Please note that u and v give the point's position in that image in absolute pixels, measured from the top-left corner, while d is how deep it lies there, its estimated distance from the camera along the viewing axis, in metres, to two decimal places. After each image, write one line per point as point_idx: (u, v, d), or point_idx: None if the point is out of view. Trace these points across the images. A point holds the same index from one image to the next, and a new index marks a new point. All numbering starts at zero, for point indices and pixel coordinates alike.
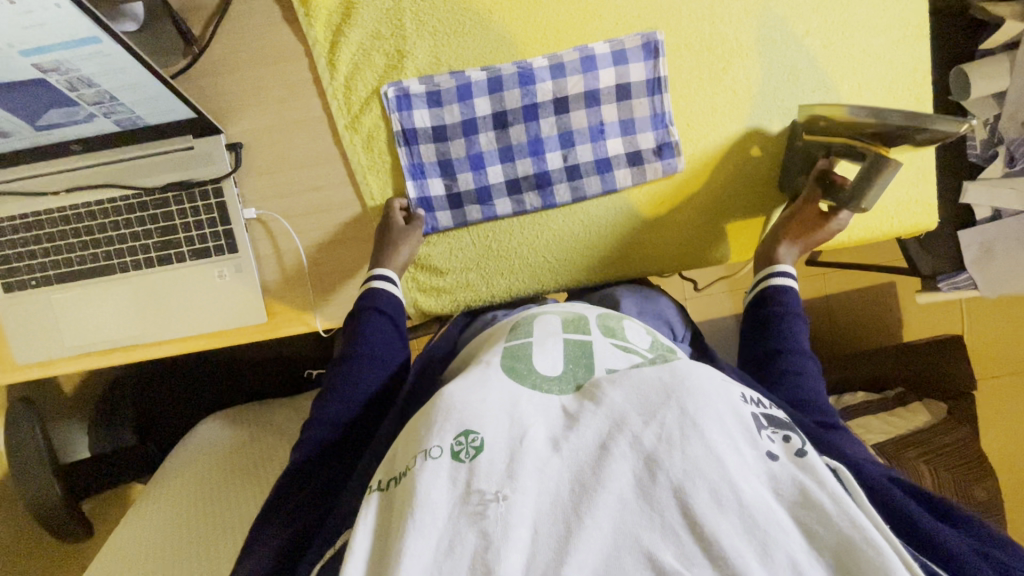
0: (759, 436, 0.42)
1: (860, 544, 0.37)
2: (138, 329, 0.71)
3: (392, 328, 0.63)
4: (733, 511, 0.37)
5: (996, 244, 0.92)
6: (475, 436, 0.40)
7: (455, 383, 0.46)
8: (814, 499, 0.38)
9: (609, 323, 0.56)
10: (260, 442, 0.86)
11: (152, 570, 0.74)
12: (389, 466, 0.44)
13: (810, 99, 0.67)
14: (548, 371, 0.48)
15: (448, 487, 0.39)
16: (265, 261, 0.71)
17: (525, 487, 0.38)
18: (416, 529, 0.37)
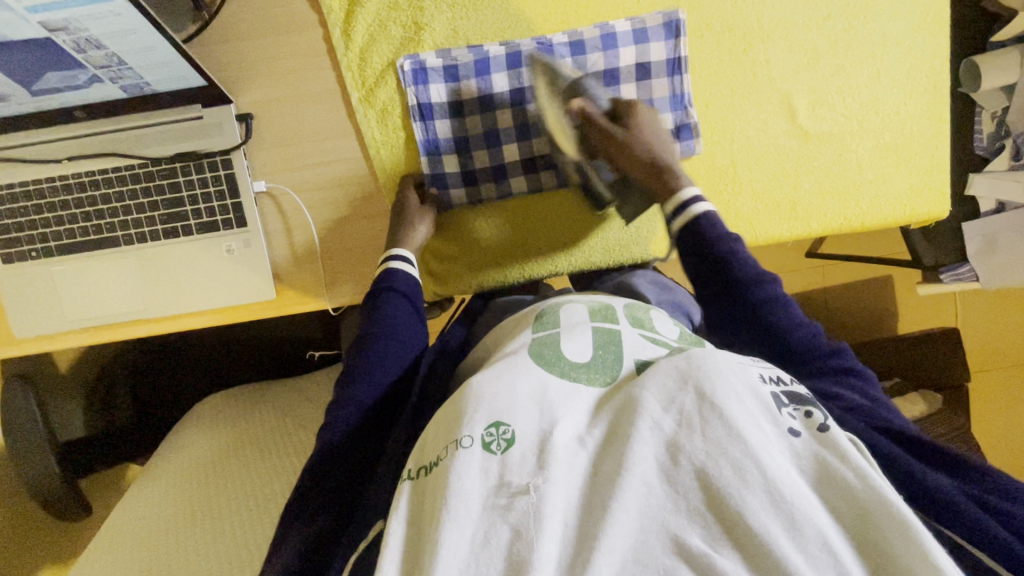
0: (779, 414, 0.42)
1: (886, 515, 0.37)
2: (142, 304, 0.70)
3: (409, 310, 0.62)
4: (762, 490, 0.36)
5: (1000, 237, 0.93)
6: (505, 427, 0.40)
7: (481, 373, 0.46)
8: (835, 474, 0.39)
9: (636, 313, 0.56)
10: (275, 421, 0.86)
11: (169, 546, 0.72)
12: (420, 454, 0.44)
13: (829, 84, 0.67)
14: (576, 359, 0.48)
15: (481, 478, 0.39)
16: (275, 236, 0.70)
17: (556, 477, 0.38)
18: (452, 520, 0.37)
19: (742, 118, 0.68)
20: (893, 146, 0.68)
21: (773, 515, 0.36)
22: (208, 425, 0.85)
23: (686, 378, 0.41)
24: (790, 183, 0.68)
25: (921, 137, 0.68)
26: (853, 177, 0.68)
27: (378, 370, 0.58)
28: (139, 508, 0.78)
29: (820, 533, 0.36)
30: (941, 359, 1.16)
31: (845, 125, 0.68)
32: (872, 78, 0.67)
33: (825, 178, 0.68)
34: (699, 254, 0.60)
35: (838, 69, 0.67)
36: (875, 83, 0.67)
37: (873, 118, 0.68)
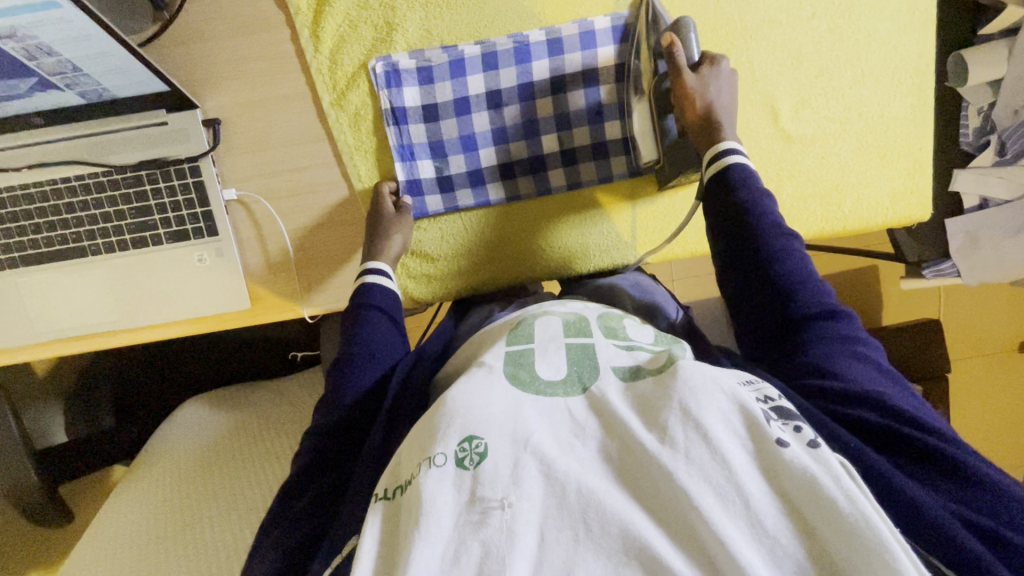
0: (766, 426, 0.39)
1: (872, 546, 0.34)
2: (114, 315, 0.68)
3: (389, 325, 0.62)
4: (739, 515, 0.36)
5: (982, 234, 0.92)
6: (478, 441, 0.40)
7: (457, 388, 0.45)
8: (827, 496, 0.36)
9: (609, 323, 0.56)
10: (254, 420, 0.85)
11: (144, 547, 0.72)
12: (394, 473, 0.43)
13: (813, 85, 0.66)
14: (551, 376, 0.46)
15: (453, 496, 0.38)
16: (248, 245, 0.68)
17: (530, 494, 0.37)
18: (423, 538, 0.36)
19: None
20: (876, 149, 0.67)
21: (750, 539, 0.36)
22: (191, 427, 0.84)
23: (669, 399, 0.41)
24: (774, 187, 0.67)
25: (905, 140, 0.67)
26: (836, 181, 0.68)
27: (357, 385, 0.57)
28: (120, 514, 0.77)
29: (795, 561, 0.35)
30: (922, 351, 1.17)
31: (829, 128, 0.67)
32: (855, 79, 0.66)
33: (808, 181, 0.67)
34: (731, 220, 0.59)
35: (821, 70, 0.65)
36: (859, 84, 0.66)
37: (857, 120, 0.67)
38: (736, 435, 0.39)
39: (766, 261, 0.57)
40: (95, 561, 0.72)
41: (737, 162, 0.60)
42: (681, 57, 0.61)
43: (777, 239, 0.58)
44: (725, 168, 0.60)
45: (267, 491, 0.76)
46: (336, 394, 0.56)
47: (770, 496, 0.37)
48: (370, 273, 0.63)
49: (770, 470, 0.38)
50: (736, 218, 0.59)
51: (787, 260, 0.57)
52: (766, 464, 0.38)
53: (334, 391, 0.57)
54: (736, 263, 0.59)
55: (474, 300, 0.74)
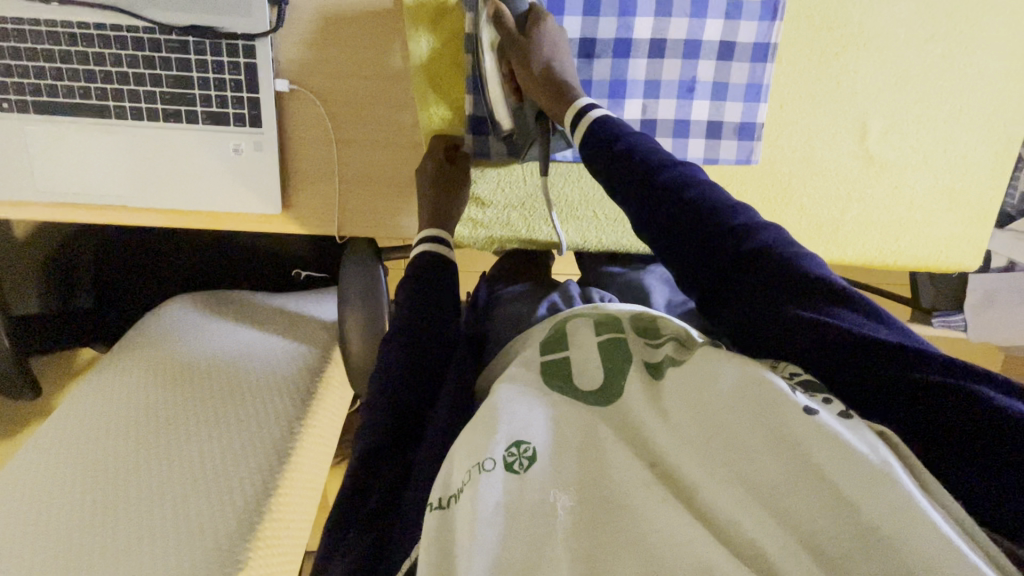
0: (784, 393, 0.36)
1: (919, 524, 0.30)
2: (131, 190, 0.62)
3: (437, 295, 0.58)
4: (763, 493, 0.34)
5: (999, 292, 0.95)
6: (526, 446, 0.39)
7: (497, 395, 0.43)
8: (859, 464, 0.32)
9: (641, 324, 0.51)
10: (248, 328, 0.80)
11: (115, 435, 0.67)
12: (444, 482, 0.39)
13: (909, 111, 0.63)
14: (587, 384, 0.45)
15: (502, 498, 0.37)
16: (290, 146, 0.63)
17: (580, 495, 0.37)
18: (479, 543, 0.34)
19: (815, 129, 0.64)
20: (950, 190, 0.66)
21: (776, 523, 0.33)
22: (180, 323, 0.79)
23: (693, 384, 0.40)
24: (840, 206, 0.66)
25: (981, 186, 0.66)
26: (901, 214, 0.66)
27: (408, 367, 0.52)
28: (94, 403, 0.71)
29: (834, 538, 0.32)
30: None
31: (910, 158, 0.65)
32: (950, 114, 0.64)
33: (875, 208, 0.66)
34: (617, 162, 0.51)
35: (922, 97, 0.63)
36: (953, 121, 0.64)
37: (940, 156, 0.65)
38: (752, 407, 0.37)
39: (668, 198, 0.48)
40: (64, 445, 0.67)
41: (603, 117, 0.55)
42: (509, 20, 0.59)
43: (673, 169, 0.49)
44: (589, 129, 0.54)
45: (261, 405, 0.71)
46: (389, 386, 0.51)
47: (793, 464, 0.34)
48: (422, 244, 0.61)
49: (790, 435, 0.35)
50: (621, 164, 0.51)
51: (702, 196, 0.48)
52: (785, 432, 0.35)
53: (383, 377, 0.52)
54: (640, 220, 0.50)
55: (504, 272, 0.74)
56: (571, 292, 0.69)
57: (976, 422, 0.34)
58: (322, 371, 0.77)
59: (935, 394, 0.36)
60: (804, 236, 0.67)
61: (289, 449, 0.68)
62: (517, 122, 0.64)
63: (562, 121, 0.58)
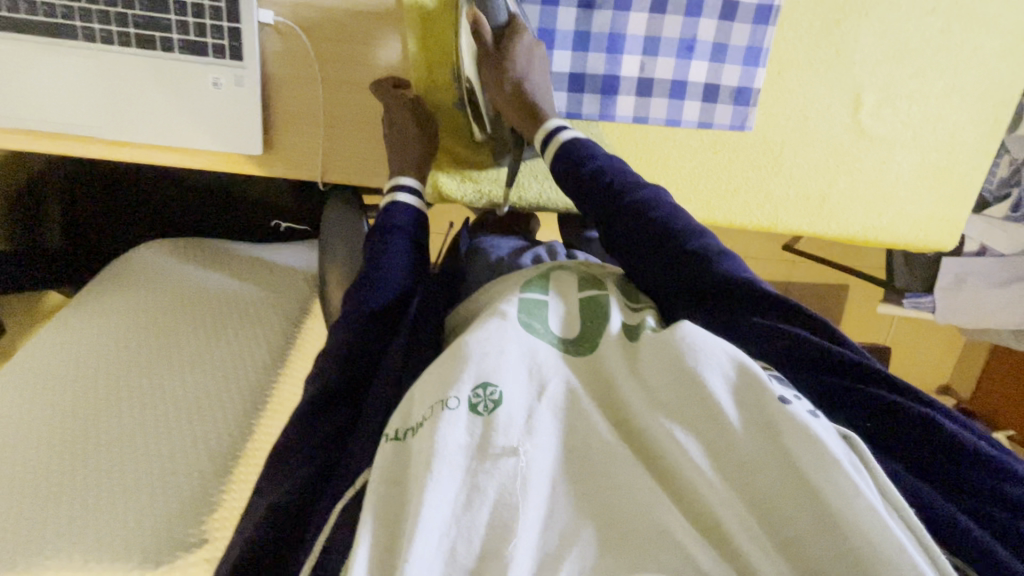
0: (768, 384, 0.36)
1: (876, 524, 0.30)
2: (97, 120, 0.59)
3: (412, 245, 0.58)
4: (739, 482, 0.34)
5: (969, 277, 0.98)
6: (494, 389, 0.37)
7: (470, 334, 0.42)
8: (826, 457, 0.32)
9: (624, 288, 0.53)
10: (219, 279, 0.77)
11: (82, 379, 0.65)
12: (406, 414, 0.40)
13: (903, 86, 0.64)
14: (563, 331, 0.45)
15: (465, 437, 0.36)
16: (272, 85, 0.60)
17: (543, 443, 0.36)
18: (436, 481, 0.34)
19: (809, 98, 0.64)
20: (934, 168, 0.67)
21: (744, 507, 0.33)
22: (153, 270, 0.76)
23: (667, 353, 0.39)
24: (826, 179, 0.66)
25: (964, 166, 0.67)
26: (885, 190, 0.67)
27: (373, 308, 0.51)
28: (63, 343, 0.69)
29: (797, 529, 0.32)
30: None
31: (899, 133, 0.65)
32: (942, 91, 0.64)
33: (860, 183, 0.67)
34: (582, 187, 0.57)
35: (917, 72, 0.63)
36: (944, 99, 0.64)
37: (928, 133, 0.65)
38: (733, 394, 0.36)
39: (633, 224, 0.53)
40: (26, 382, 0.65)
41: (572, 138, 0.58)
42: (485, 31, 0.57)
43: (633, 191, 0.54)
44: (557, 150, 0.58)
45: (235, 354, 0.69)
46: (351, 322, 0.50)
47: (770, 458, 0.34)
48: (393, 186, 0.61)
49: (771, 428, 0.34)
50: (594, 186, 0.56)
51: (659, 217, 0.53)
52: (766, 424, 0.35)
53: (344, 318, 0.51)
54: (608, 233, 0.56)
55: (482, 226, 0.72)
56: (557, 250, 0.68)
57: (936, 445, 0.35)
58: (299, 323, 0.75)
59: (887, 418, 0.37)
60: (787, 206, 0.67)
61: (263, 397, 0.66)
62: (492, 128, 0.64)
63: (534, 141, 0.61)
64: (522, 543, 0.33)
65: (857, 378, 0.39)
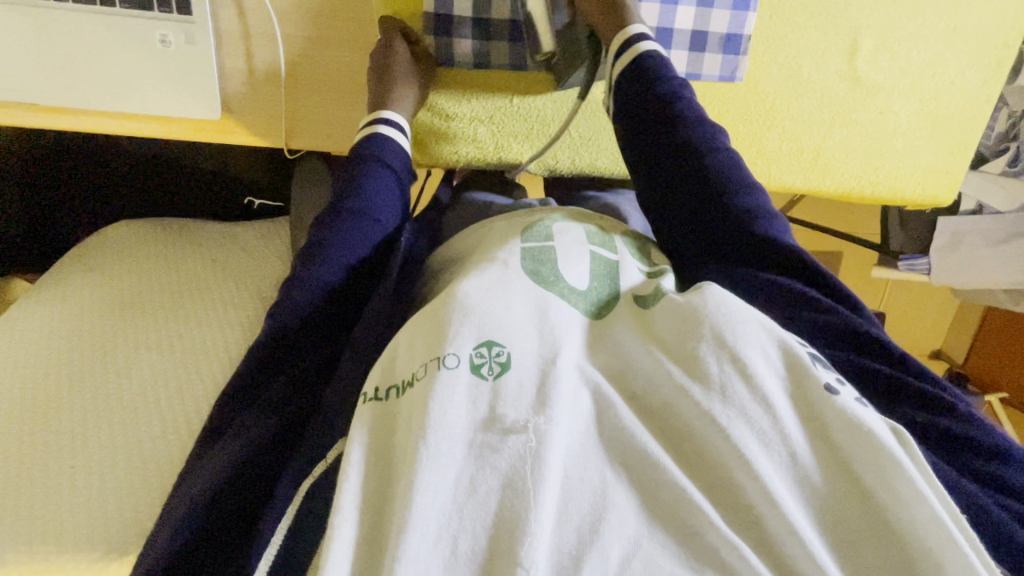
0: (813, 370, 0.34)
1: (928, 521, 0.29)
2: (38, 85, 0.54)
3: (395, 187, 0.52)
4: (785, 471, 0.32)
5: (966, 237, 0.95)
6: (500, 350, 0.34)
7: (468, 282, 0.39)
8: (881, 450, 0.31)
9: (633, 246, 0.49)
10: (187, 259, 0.72)
11: (40, 367, 0.60)
12: (387, 370, 0.36)
13: (902, 28, 0.60)
14: (574, 284, 0.42)
15: (467, 408, 0.32)
16: (228, 42, 0.56)
17: (560, 420, 0.32)
18: (432, 455, 0.30)
19: (804, 44, 0.60)
20: (935, 118, 0.64)
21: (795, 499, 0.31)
22: (116, 250, 0.72)
23: (701, 324, 0.36)
24: (824, 130, 0.63)
25: (964, 114, 0.64)
26: (883, 141, 0.64)
27: (354, 247, 0.46)
28: (18, 328, 0.64)
29: (847, 525, 0.31)
30: None
31: (899, 81, 0.62)
32: (943, 34, 0.61)
33: (858, 134, 0.63)
34: (642, 111, 0.52)
35: (916, 13, 0.60)
36: (946, 41, 0.61)
37: (928, 79, 0.62)
38: (777, 377, 0.34)
39: (688, 156, 0.49)
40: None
41: (649, 53, 0.52)
42: None
43: (700, 125, 0.50)
44: (635, 59, 0.52)
45: (206, 337, 0.65)
46: (332, 252, 0.45)
47: (814, 447, 0.32)
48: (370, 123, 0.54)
49: (816, 419, 0.33)
50: (660, 110, 0.51)
51: (713, 160, 0.48)
52: (811, 413, 0.33)
53: (324, 247, 0.45)
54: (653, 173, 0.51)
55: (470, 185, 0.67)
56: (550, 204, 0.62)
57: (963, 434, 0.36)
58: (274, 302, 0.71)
59: (911, 403, 0.38)
60: (783, 161, 0.64)
61: None
62: (565, 44, 0.58)
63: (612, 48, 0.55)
64: (540, 525, 0.29)
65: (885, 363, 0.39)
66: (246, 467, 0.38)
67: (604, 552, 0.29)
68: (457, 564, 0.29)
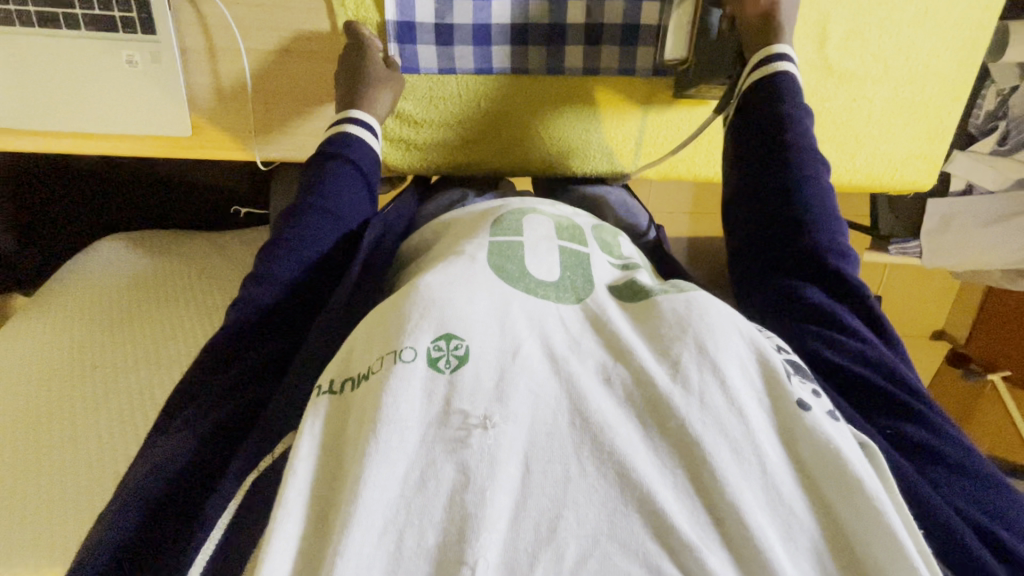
0: (788, 383, 0.35)
1: (882, 539, 0.31)
2: (11, 108, 0.56)
3: (364, 190, 0.54)
4: (754, 478, 0.32)
5: (955, 219, 0.94)
6: (458, 343, 0.33)
7: (432, 274, 0.38)
8: (845, 470, 0.33)
9: (605, 238, 0.51)
10: (168, 270, 0.73)
11: (28, 382, 0.62)
12: (344, 363, 0.36)
13: (873, 14, 0.59)
14: (543, 277, 0.41)
15: (422, 403, 0.32)
16: (194, 58, 0.56)
17: (516, 415, 0.32)
18: (382, 452, 0.30)
19: None
20: (909, 105, 0.63)
21: (763, 508, 0.32)
22: (100, 260, 0.73)
23: (683, 332, 0.36)
24: None
25: (939, 100, 0.63)
26: (857, 129, 0.63)
27: (320, 240, 0.48)
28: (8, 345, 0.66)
29: (811, 540, 0.32)
30: None
31: (871, 68, 0.61)
32: (915, 18, 0.60)
33: (830, 123, 0.63)
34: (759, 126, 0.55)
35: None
36: (918, 26, 0.60)
37: (902, 65, 0.61)
38: (753, 388, 0.35)
39: (781, 174, 0.53)
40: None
41: (784, 74, 0.55)
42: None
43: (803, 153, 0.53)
44: (766, 76, 0.55)
45: (189, 349, 0.66)
46: (292, 248, 0.46)
47: (784, 456, 0.34)
48: (337, 130, 0.55)
49: (787, 431, 0.35)
50: (772, 125, 0.54)
51: (805, 182, 0.52)
52: (784, 424, 0.35)
53: (296, 238, 0.47)
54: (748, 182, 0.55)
55: (445, 183, 0.67)
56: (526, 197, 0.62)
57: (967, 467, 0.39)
58: None
59: (922, 427, 0.41)
60: None
61: None
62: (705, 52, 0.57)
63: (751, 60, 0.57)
64: (492, 527, 0.29)
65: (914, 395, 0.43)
66: (200, 459, 0.39)
67: (558, 550, 0.29)
68: (404, 558, 0.29)
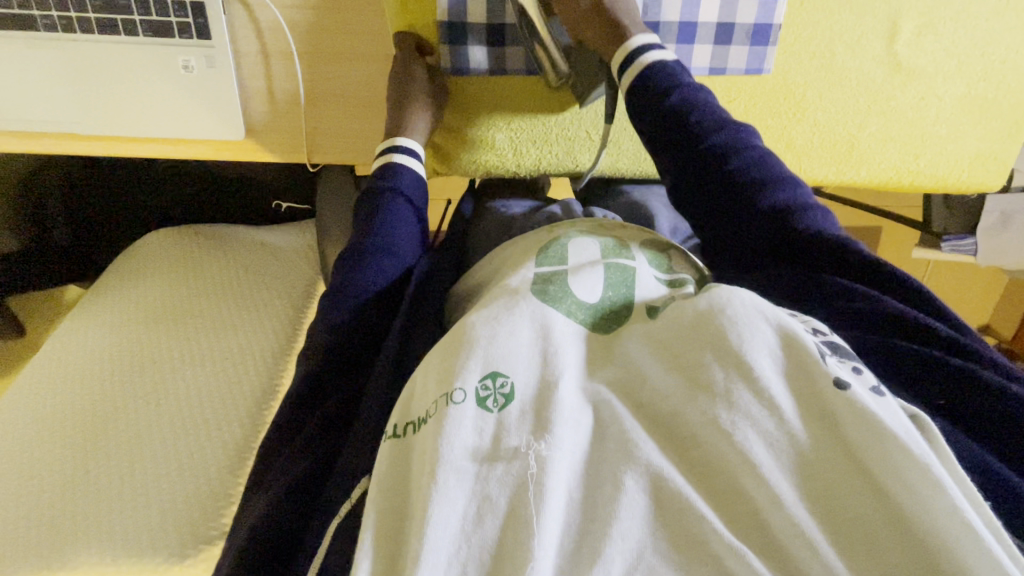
0: (821, 362, 0.31)
1: (951, 531, 0.26)
2: (69, 112, 0.57)
3: (412, 215, 0.54)
4: (792, 470, 0.29)
5: (1016, 216, 0.90)
6: (504, 380, 0.33)
7: (477, 313, 0.38)
8: (899, 447, 0.27)
9: (652, 252, 0.46)
10: (226, 272, 0.74)
11: (90, 375, 0.64)
12: (406, 406, 0.36)
13: (947, 7, 0.56)
14: (583, 298, 0.40)
15: (473, 439, 0.31)
16: (246, 61, 0.56)
17: (562, 442, 0.31)
18: (440, 491, 0.29)
19: (838, 30, 0.57)
20: (981, 100, 0.59)
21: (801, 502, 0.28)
22: (159, 258, 0.75)
23: (705, 331, 0.33)
24: (859, 120, 0.60)
25: (1017, 94, 0.59)
26: (924, 127, 0.60)
27: (379, 280, 0.49)
28: (69, 345, 0.68)
29: (862, 532, 0.27)
30: None
31: (942, 63, 0.58)
32: (994, 11, 0.56)
33: (897, 123, 0.60)
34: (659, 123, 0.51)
35: None
36: (996, 18, 0.57)
37: (977, 59, 0.58)
38: (783, 376, 0.31)
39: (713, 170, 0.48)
40: (35, 382, 0.65)
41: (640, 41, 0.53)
42: None
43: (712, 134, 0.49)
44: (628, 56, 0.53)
45: (245, 348, 0.68)
46: (358, 291, 0.47)
47: (820, 447, 0.29)
48: (389, 149, 0.56)
49: (824, 415, 0.30)
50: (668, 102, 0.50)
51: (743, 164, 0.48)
52: (819, 410, 0.30)
53: (347, 284, 0.48)
54: (678, 170, 0.50)
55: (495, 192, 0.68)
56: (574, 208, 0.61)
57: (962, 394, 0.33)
58: (304, 307, 0.74)
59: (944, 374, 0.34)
60: (814, 156, 0.61)
61: (270, 385, 0.66)
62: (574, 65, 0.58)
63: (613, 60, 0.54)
64: (543, 547, 0.28)
65: (892, 331, 0.37)
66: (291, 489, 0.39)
67: (608, 569, 0.28)
68: None
